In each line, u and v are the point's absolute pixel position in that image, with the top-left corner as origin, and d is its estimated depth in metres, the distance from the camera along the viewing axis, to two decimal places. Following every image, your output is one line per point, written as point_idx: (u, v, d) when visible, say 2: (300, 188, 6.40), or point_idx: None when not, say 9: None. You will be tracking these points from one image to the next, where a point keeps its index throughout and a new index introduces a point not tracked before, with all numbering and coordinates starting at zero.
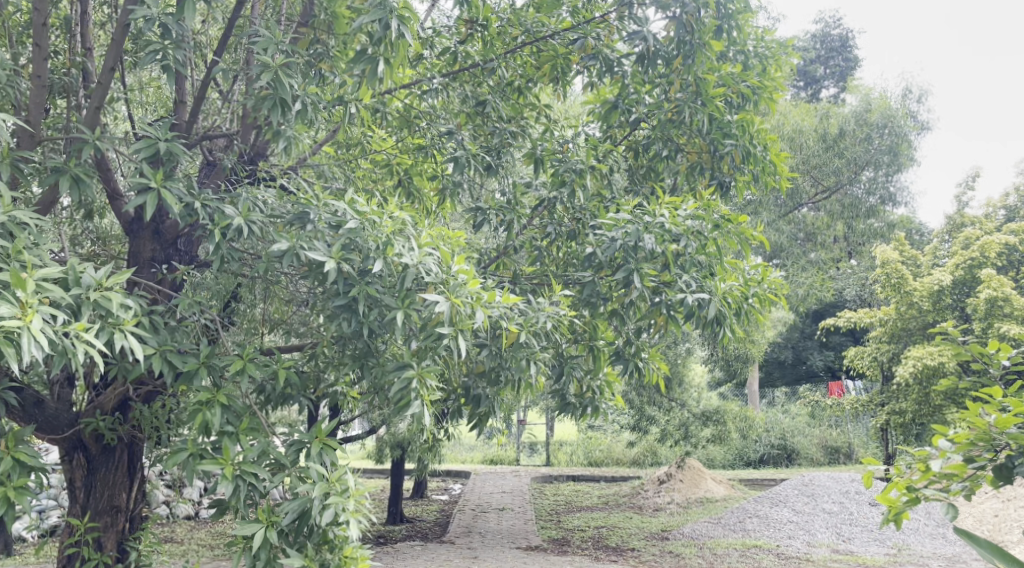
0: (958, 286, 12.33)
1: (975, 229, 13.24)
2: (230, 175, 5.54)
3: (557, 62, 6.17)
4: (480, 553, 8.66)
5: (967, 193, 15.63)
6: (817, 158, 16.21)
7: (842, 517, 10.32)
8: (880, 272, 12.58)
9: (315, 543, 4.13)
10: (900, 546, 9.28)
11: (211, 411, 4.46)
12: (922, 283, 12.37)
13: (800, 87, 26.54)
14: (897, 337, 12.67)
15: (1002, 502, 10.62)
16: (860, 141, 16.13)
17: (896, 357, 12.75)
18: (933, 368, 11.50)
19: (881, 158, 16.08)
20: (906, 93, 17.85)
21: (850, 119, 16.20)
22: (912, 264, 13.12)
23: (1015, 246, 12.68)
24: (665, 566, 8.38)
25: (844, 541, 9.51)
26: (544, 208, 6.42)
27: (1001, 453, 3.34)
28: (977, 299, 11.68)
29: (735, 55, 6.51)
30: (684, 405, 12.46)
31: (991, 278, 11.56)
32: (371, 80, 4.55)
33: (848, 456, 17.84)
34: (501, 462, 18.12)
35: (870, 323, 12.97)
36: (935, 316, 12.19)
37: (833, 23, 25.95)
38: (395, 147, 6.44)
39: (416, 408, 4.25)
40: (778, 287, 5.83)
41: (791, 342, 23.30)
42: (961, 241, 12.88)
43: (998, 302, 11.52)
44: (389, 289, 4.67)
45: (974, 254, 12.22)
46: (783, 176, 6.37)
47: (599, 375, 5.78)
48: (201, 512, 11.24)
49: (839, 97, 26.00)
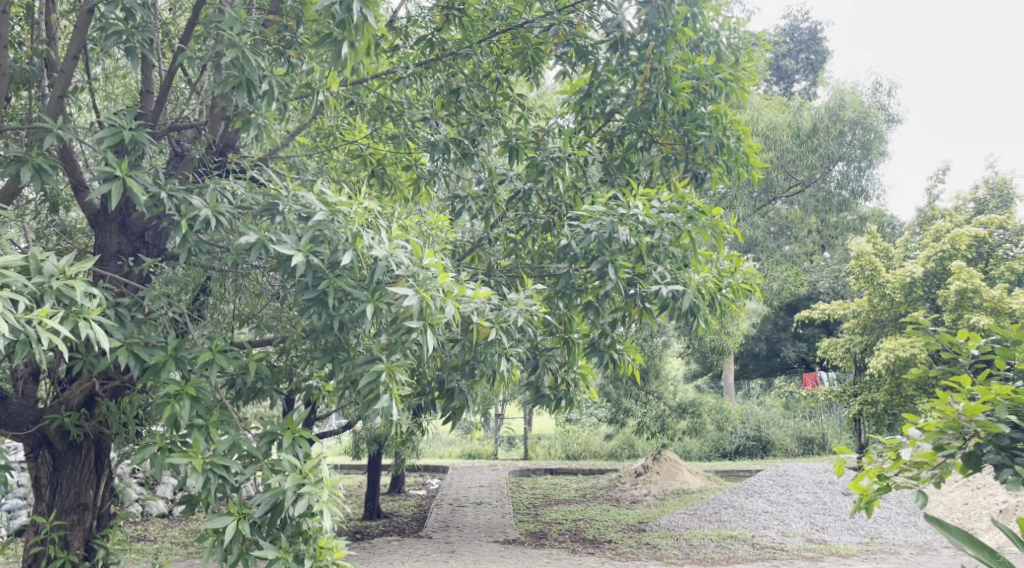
0: (930, 279, 12.45)
1: (945, 221, 13.30)
2: (198, 166, 5.43)
3: (528, 51, 6.02)
4: (458, 547, 8.61)
5: (937, 186, 15.74)
6: (791, 153, 16.16)
7: (817, 507, 10.37)
8: (854, 264, 12.63)
9: (289, 534, 4.26)
10: (872, 534, 9.34)
11: (180, 404, 4.51)
12: (894, 275, 12.42)
13: (772, 81, 26.52)
14: (870, 329, 12.71)
15: (972, 490, 10.67)
16: (833, 136, 16.17)
17: (868, 348, 12.77)
18: (905, 360, 11.51)
19: (853, 152, 16.16)
20: (876, 87, 18.01)
21: (822, 114, 16.19)
22: (884, 257, 13.24)
23: (984, 238, 12.75)
24: (641, 557, 8.32)
25: (818, 530, 9.56)
26: (520, 199, 6.23)
27: (970, 441, 3.54)
28: (947, 292, 11.69)
29: (707, 45, 6.29)
30: (662, 398, 12.42)
31: (961, 270, 11.59)
32: (334, 64, 4.42)
33: (822, 446, 17.94)
34: (479, 457, 18.07)
35: (844, 315, 12.99)
36: (907, 308, 12.25)
37: (802, 17, 26.18)
38: (368, 136, 6.25)
39: (384, 403, 4.30)
40: (751, 277, 5.72)
41: (765, 334, 23.45)
42: (932, 233, 12.97)
43: (968, 294, 11.52)
44: (358, 282, 4.64)
45: (944, 247, 12.37)
46: (756, 167, 6.21)
47: (574, 368, 5.50)
48: (177, 511, 11.03)
49: (811, 92, 26.15)
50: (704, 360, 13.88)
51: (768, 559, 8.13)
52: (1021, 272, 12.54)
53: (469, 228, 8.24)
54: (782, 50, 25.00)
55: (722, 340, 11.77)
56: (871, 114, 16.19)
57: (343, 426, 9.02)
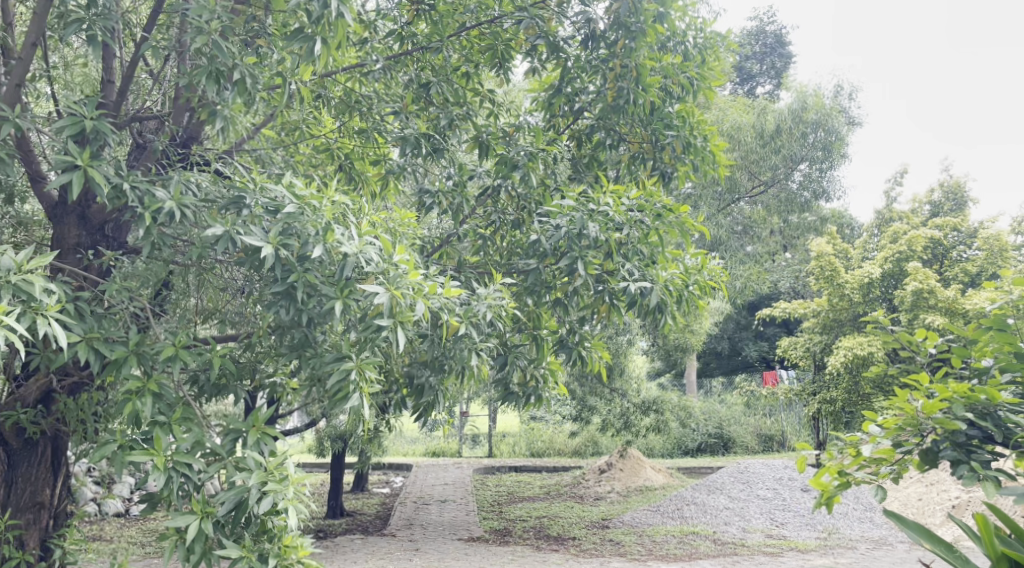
0: (887, 279, 12.70)
1: (903, 223, 13.60)
2: (161, 158, 5.33)
3: (498, 46, 5.95)
4: (421, 545, 8.57)
5: (895, 188, 16.07)
6: (755, 154, 16.01)
7: (776, 503, 10.54)
8: (815, 264, 12.90)
9: (253, 533, 4.27)
10: (830, 529, 9.50)
11: (142, 401, 4.43)
12: (853, 276, 12.68)
13: (737, 83, 26.70)
14: (829, 329, 12.92)
15: (926, 486, 10.92)
16: (796, 138, 16.06)
17: (828, 348, 12.96)
18: (862, 358, 11.71)
19: (815, 154, 16.12)
20: (839, 90, 18.26)
21: (785, 115, 16.11)
22: (843, 258, 13.57)
23: (940, 240, 13.04)
24: (605, 554, 8.34)
25: (778, 526, 9.70)
26: (489, 195, 6.21)
27: (927, 438, 3.67)
28: (904, 292, 11.93)
29: (673, 44, 6.25)
30: (626, 395, 12.45)
31: (918, 270, 11.82)
32: (309, 60, 4.50)
33: (781, 444, 18.20)
34: (443, 454, 18.00)
35: (804, 314, 13.17)
36: (865, 308, 12.50)
37: (768, 20, 26.42)
38: (334, 131, 6.18)
39: (354, 402, 4.30)
40: (717, 274, 5.74)
41: (728, 334, 23.65)
42: (889, 235, 13.27)
43: (924, 294, 11.75)
44: (328, 278, 4.65)
45: (901, 247, 12.62)
46: (722, 166, 6.26)
47: (542, 365, 5.49)
48: (134, 510, 10.83)
49: (775, 95, 26.44)
50: (668, 358, 13.98)
51: (730, 554, 8.24)
52: (974, 272, 12.80)
53: (440, 223, 8.20)
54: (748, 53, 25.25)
55: (686, 338, 11.87)
56: (833, 116, 16.10)
57: (307, 424, 8.92)
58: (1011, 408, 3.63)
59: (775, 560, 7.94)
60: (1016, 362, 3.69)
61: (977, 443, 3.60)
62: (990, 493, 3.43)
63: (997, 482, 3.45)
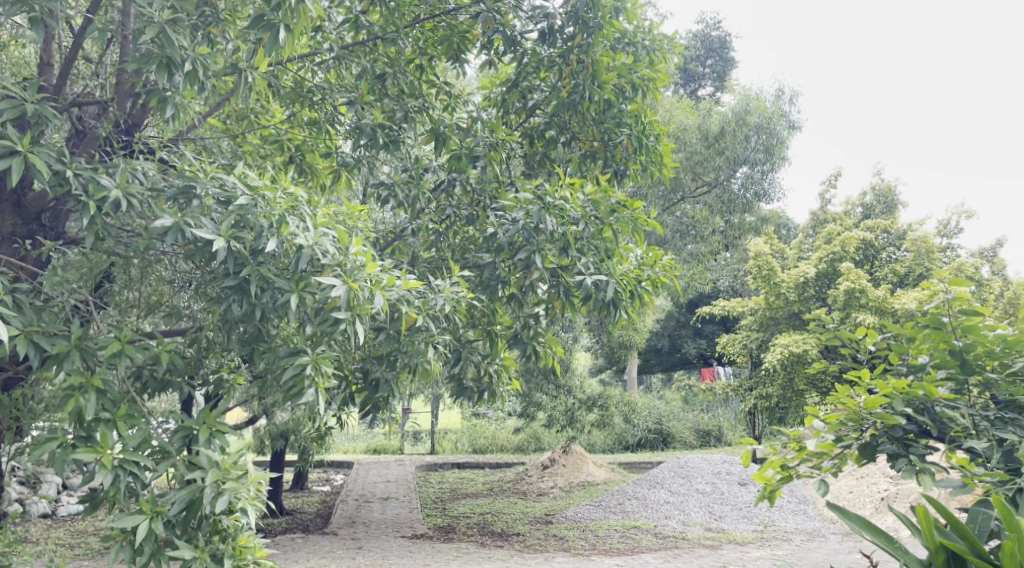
0: (821, 279, 13.13)
1: (837, 225, 14.11)
2: (104, 145, 5.13)
3: (452, 38, 5.98)
4: (365, 544, 8.45)
5: (830, 191, 16.57)
6: (699, 155, 14.65)
7: (714, 497, 10.81)
8: (753, 264, 13.30)
9: (207, 533, 4.14)
10: (766, 522, 9.78)
11: (85, 397, 4.20)
12: (789, 275, 13.06)
13: (680, 84, 26.27)
14: (766, 326, 13.38)
15: (857, 479, 11.36)
16: (738, 140, 14.65)
17: (764, 345, 13.44)
18: (797, 356, 12.06)
19: (757, 156, 14.70)
20: (780, 94, 18.10)
21: (728, 117, 14.72)
22: (780, 257, 14.50)
23: (872, 242, 13.46)
24: (550, 549, 8.37)
25: (716, 519, 9.96)
26: (444, 190, 6.26)
27: (865, 432, 3.82)
28: (837, 292, 12.29)
29: (624, 46, 6.26)
30: (571, 392, 12.45)
31: (851, 271, 12.22)
32: (271, 48, 4.43)
33: (718, 438, 18.63)
34: (385, 451, 17.79)
35: (742, 311, 13.57)
36: (800, 307, 12.89)
37: (713, 24, 26.22)
38: (284, 121, 6.14)
39: (310, 396, 4.19)
40: (670, 269, 5.78)
41: (667, 331, 24.05)
42: (824, 236, 13.82)
43: (856, 294, 12.14)
44: (282, 271, 4.53)
45: (835, 249, 13.09)
46: (669, 167, 6.39)
47: (496, 360, 5.51)
48: (61, 511, 10.42)
49: (717, 97, 26.46)
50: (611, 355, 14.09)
51: (671, 548, 8.40)
52: (903, 273, 13.27)
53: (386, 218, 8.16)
54: (695, 54, 25.09)
55: (629, 335, 12.02)
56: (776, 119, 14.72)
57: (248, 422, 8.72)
58: (949, 404, 3.71)
59: (715, 553, 8.13)
60: (951, 358, 3.76)
61: (913, 437, 3.73)
62: (927, 485, 3.50)
63: (933, 475, 3.53)
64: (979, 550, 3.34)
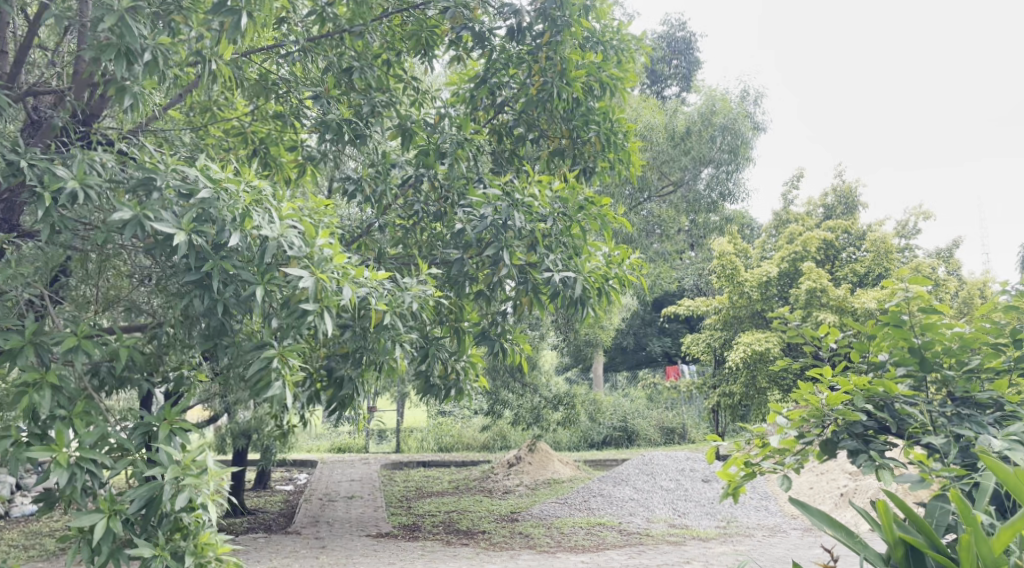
0: (783, 278, 13.33)
1: (799, 225, 14.35)
2: (61, 135, 5.03)
3: (421, 33, 5.92)
4: (329, 543, 8.38)
5: (792, 191, 16.80)
6: (665, 155, 14.69)
7: (678, 494, 10.91)
8: (716, 263, 13.43)
9: (167, 530, 4.06)
10: (728, 519, 9.85)
11: (39, 395, 4.11)
12: (752, 275, 13.21)
13: (647, 84, 26.37)
14: (729, 325, 13.56)
15: (817, 475, 11.55)
16: (704, 141, 14.76)
17: (727, 343, 13.60)
18: (760, 354, 12.17)
19: (722, 157, 14.85)
20: (745, 95, 18.34)
21: (694, 117, 14.80)
22: (743, 256, 14.68)
23: (832, 242, 13.69)
24: (515, 547, 8.37)
25: (679, 516, 10.03)
26: (411, 185, 6.33)
27: (827, 429, 3.81)
28: (798, 291, 12.47)
29: (593, 44, 6.31)
30: (537, 390, 12.47)
31: (812, 271, 12.39)
32: (234, 32, 4.45)
33: (682, 436, 18.81)
34: (350, 450, 17.68)
35: (706, 310, 13.82)
36: (762, 306, 13.06)
37: (678, 26, 26.46)
38: (249, 115, 6.08)
39: (276, 390, 4.17)
40: (637, 267, 5.81)
41: (633, 329, 24.22)
42: (787, 235, 14.01)
43: (817, 293, 12.32)
44: (246, 264, 4.48)
45: (797, 248, 13.28)
46: (635, 165, 6.45)
47: (463, 356, 5.55)
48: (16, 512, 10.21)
49: (683, 98, 26.66)
50: (577, 353, 14.15)
51: (635, 544, 8.45)
52: (862, 272, 13.49)
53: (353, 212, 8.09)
54: (662, 54, 25.28)
55: (595, 333, 12.09)
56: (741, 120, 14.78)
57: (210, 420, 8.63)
58: (907, 399, 3.76)
59: (679, 549, 8.20)
60: (910, 356, 3.79)
61: (873, 433, 3.77)
62: (886, 480, 3.54)
63: (892, 470, 3.58)
64: (940, 546, 3.10)
